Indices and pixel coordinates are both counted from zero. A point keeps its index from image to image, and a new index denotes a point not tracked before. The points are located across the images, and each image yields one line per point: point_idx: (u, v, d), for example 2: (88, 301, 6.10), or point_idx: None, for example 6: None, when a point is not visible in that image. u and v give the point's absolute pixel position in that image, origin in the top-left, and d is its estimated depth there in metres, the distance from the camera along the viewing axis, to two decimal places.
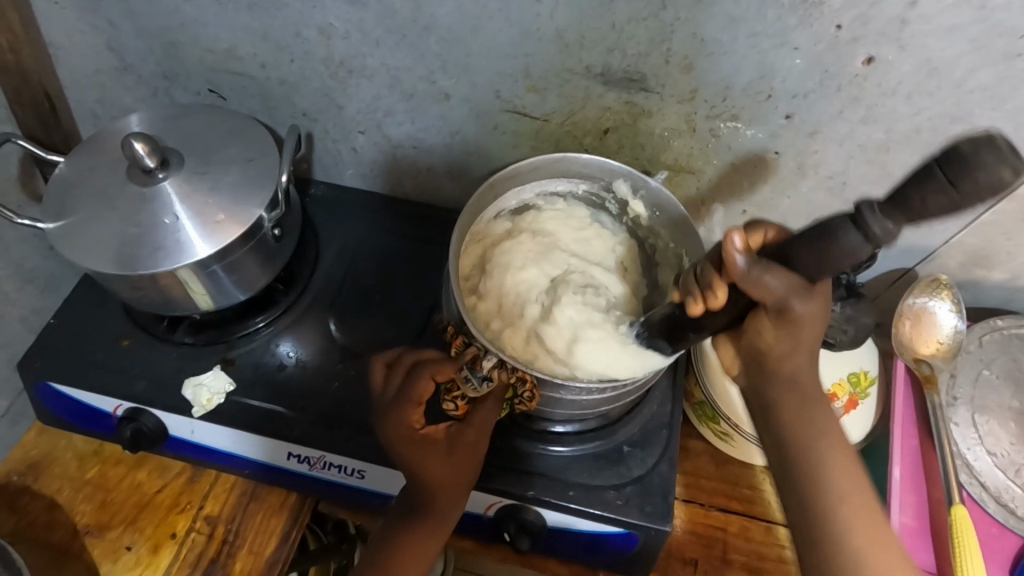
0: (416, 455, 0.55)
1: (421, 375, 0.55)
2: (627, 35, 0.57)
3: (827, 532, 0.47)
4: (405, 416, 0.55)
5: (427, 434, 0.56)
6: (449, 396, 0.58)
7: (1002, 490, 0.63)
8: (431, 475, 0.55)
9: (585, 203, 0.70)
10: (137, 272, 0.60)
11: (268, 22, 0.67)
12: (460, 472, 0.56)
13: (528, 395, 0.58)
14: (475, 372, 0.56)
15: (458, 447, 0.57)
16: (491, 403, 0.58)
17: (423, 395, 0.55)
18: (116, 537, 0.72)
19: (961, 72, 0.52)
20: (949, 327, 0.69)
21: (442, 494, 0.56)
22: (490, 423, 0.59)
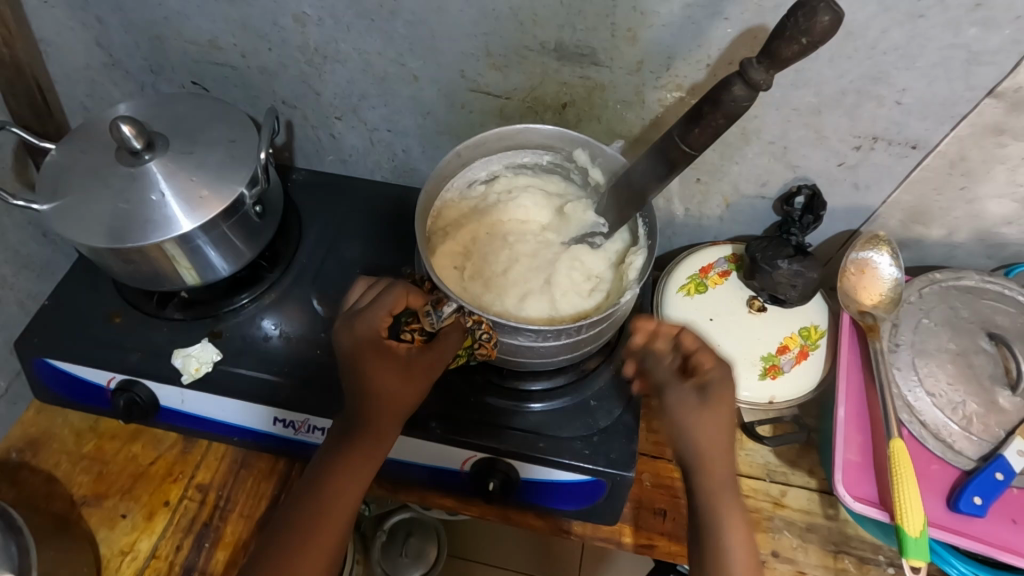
0: (376, 365, 0.58)
1: (397, 288, 0.60)
2: (575, 12, 0.63)
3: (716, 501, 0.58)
4: (374, 322, 0.58)
5: (390, 345, 0.59)
6: (407, 327, 0.60)
7: (940, 427, 0.68)
8: (379, 385, 0.58)
9: (550, 172, 0.75)
10: (126, 245, 0.65)
11: (245, 12, 0.72)
12: (409, 391, 0.59)
13: (486, 337, 0.61)
14: (437, 311, 0.59)
15: (414, 368, 0.59)
16: (456, 333, 0.61)
17: (394, 307, 0.59)
18: (112, 506, 0.76)
19: (874, 34, 0.58)
20: (888, 277, 0.74)
21: (389, 408, 0.58)
22: (448, 356, 0.60)
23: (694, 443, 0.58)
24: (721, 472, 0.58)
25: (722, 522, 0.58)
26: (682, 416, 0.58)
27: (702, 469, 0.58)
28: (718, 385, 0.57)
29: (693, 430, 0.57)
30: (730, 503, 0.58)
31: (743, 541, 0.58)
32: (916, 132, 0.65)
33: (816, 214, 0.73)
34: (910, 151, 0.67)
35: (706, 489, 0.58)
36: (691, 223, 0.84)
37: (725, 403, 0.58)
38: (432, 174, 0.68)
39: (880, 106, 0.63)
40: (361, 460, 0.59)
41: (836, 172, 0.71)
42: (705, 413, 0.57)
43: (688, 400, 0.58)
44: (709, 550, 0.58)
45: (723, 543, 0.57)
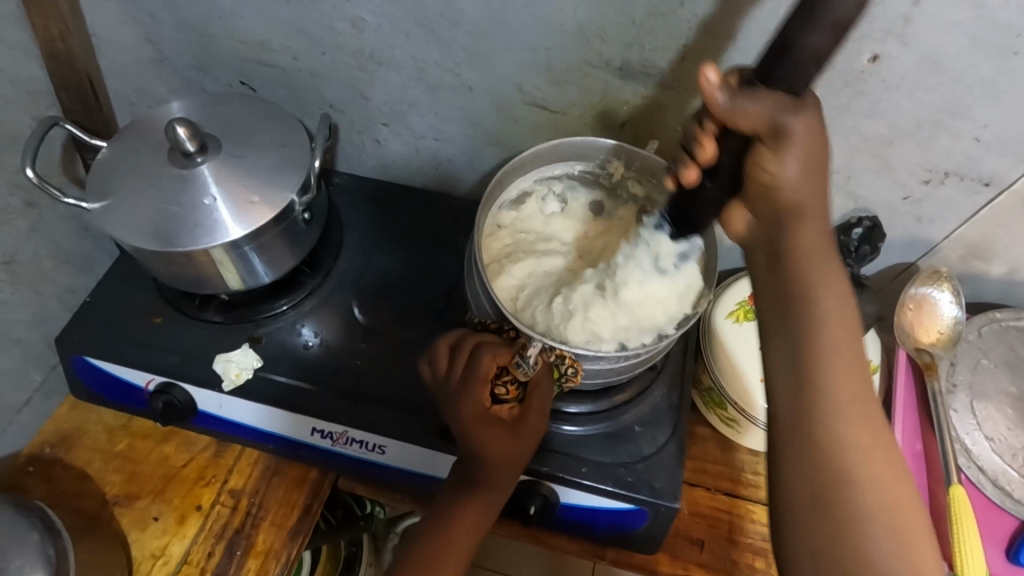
0: (484, 435, 0.60)
1: (485, 354, 0.61)
2: (645, 30, 0.61)
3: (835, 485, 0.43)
4: (476, 396, 0.61)
5: (493, 412, 0.61)
6: (500, 381, 0.62)
7: (998, 473, 0.66)
8: (495, 452, 0.60)
9: (585, 183, 0.73)
10: (175, 249, 0.64)
11: (302, 15, 0.70)
12: (520, 450, 0.61)
13: (571, 371, 0.62)
14: (525, 358, 0.61)
15: (521, 427, 0.62)
16: (546, 378, 0.63)
17: (487, 374, 0.61)
18: (144, 507, 0.75)
19: (960, 68, 0.55)
20: (949, 316, 0.72)
21: (503, 468, 0.62)
22: (546, 404, 0.63)
23: (827, 355, 0.44)
24: (852, 386, 0.45)
25: (836, 430, 0.44)
26: (806, 289, 0.45)
27: (784, 248, 0.46)
28: (807, 143, 0.43)
29: (810, 305, 0.45)
30: (851, 403, 0.44)
31: (879, 468, 0.44)
32: (990, 169, 0.63)
33: (873, 246, 0.70)
34: (981, 188, 0.65)
35: (817, 392, 0.44)
36: (740, 247, 0.81)
37: (813, 135, 0.43)
38: (478, 209, 0.66)
39: (956, 140, 0.61)
40: (481, 512, 0.62)
41: (900, 204, 0.69)
42: (828, 279, 0.45)
43: (809, 253, 0.45)
44: (829, 478, 0.43)
45: (866, 500, 0.42)
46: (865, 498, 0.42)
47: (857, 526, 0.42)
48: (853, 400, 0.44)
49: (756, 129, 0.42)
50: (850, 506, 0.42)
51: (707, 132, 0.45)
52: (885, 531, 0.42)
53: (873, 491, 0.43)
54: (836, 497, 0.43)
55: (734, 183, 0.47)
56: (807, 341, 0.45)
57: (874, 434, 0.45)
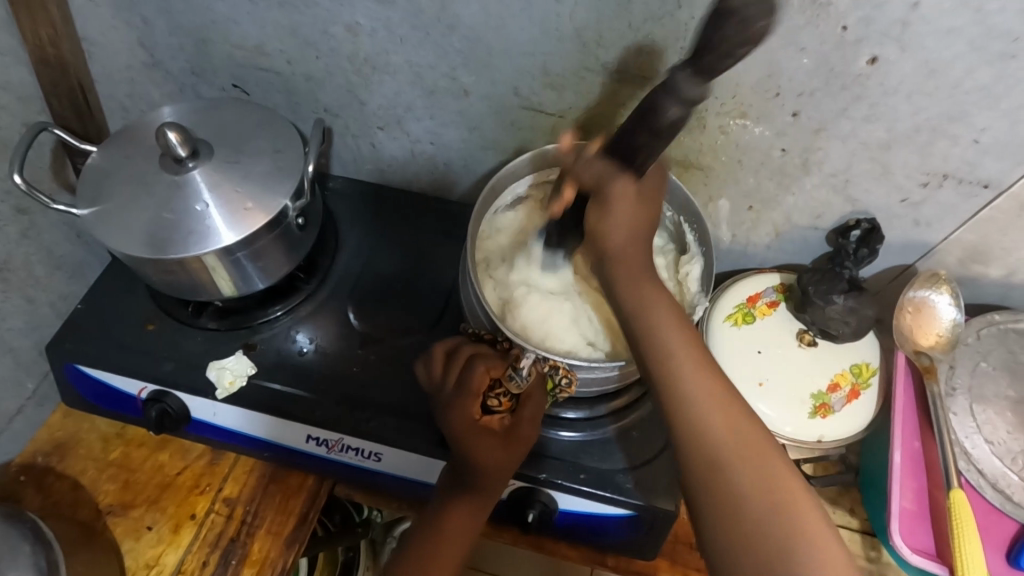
0: (477, 446, 0.60)
1: (478, 366, 0.60)
2: (642, 35, 0.61)
3: (722, 491, 0.49)
4: (467, 408, 0.60)
5: (485, 424, 0.60)
6: (493, 393, 0.61)
7: (998, 477, 0.66)
8: (485, 463, 0.60)
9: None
10: (166, 256, 0.63)
11: (297, 20, 0.70)
12: (511, 461, 0.61)
13: (564, 381, 0.62)
14: (519, 371, 0.60)
15: (513, 439, 0.61)
16: (539, 391, 0.62)
17: (479, 385, 0.60)
18: (138, 516, 0.74)
19: (959, 72, 0.55)
20: (948, 319, 0.72)
21: (493, 479, 0.61)
22: (540, 413, 0.62)
23: (673, 356, 0.51)
24: (734, 413, 0.51)
25: (712, 439, 0.50)
26: (646, 308, 0.53)
27: (616, 263, 0.53)
28: (639, 200, 0.52)
29: (647, 325, 0.52)
30: (728, 423, 0.50)
31: (753, 460, 0.49)
32: (989, 172, 0.62)
33: (871, 248, 0.70)
34: (980, 191, 0.64)
35: (690, 414, 0.50)
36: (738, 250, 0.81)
37: (642, 195, 0.52)
38: (473, 215, 0.66)
39: (954, 144, 0.61)
40: (467, 521, 0.62)
41: (898, 208, 0.69)
42: (657, 300, 0.53)
43: (640, 280, 0.53)
44: (718, 491, 0.49)
45: (749, 507, 0.48)
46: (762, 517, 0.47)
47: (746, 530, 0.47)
48: (726, 418, 0.50)
49: (589, 183, 0.53)
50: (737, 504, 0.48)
51: (567, 183, 0.55)
52: (775, 522, 0.47)
53: (751, 489, 0.48)
54: (724, 496, 0.49)
55: (588, 231, 0.55)
56: (675, 377, 0.51)
57: (746, 435, 0.50)
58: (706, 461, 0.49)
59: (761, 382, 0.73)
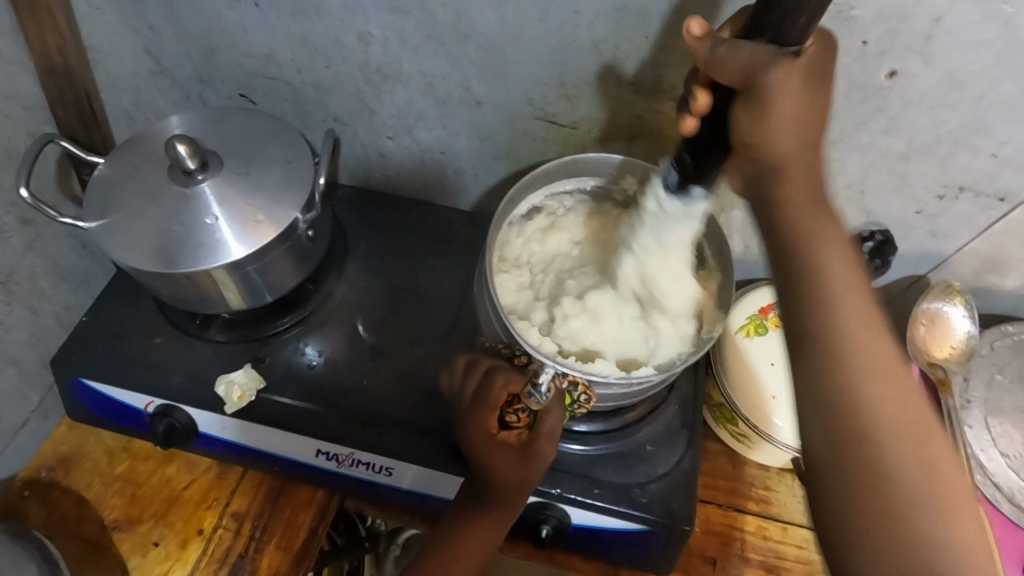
0: (490, 458, 0.59)
1: (496, 380, 0.61)
2: (660, 46, 0.60)
3: (870, 474, 0.42)
4: (484, 420, 0.60)
5: (500, 438, 0.60)
6: (510, 407, 0.60)
7: (1015, 490, 0.66)
8: (501, 476, 0.59)
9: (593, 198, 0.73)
10: (176, 270, 0.62)
11: (308, 29, 0.69)
12: (527, 475, 0.59)
13: (585, 397, 0.61)
14: (538, 388, 0.58)
15: (529, 454, 0.59)
16: (558, 406, 0.59)
17: (496, 399, 0.60)
18: (145, 532, 0.73)
19: (981, 85, 0.55)
20: (962, 332, 0.71)
21: (510, 492, 0.60)
22: (558, 430, 0.59)
23: (841, 300, 0.43)
24: (881, 352, 0.43)
25: (864, 385, 0.43)
26: (807, 234, 0.44)
27: (772, 193, 0.45)
28: (812, 74, 0.43)
29: (813, 254, 0.43)
30: (881, 370, 0.43)
31: (907, 419, 0.42)
32: (1007, 185, 0.62)
33: (885, 260, 0.69)
34: (997, 204, 0.64)
35: (832, 343, 0.43)
36: (750, 259, 0.80)
37: (803, 108, 0.43)
38: (491, 226, 0.66)
39: (973, 157, 0.61)
40: (482, 535, 0.61)
41: (914, 219, 0.68)
42: (827, 228, 0.44)
43: (796, 202, 0.44)
44: (859, 442, 0.42)
45: (894, 464, 0.41)
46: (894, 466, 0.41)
47: (890, 489, 0.41)
48: (880, 359, 0.43)
49: (734, 79, 0.44)
50: (887, 475, 0.41)
51: (699, 85, 0.49)
52: (908, 489, 0.41)
53: (902, 444, 0.42)
54: (879, 474, 0.42)
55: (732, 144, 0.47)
56: (817, 294, 0.43)
57: (897, 386, 0.43)
58: (857, 415, 0.42)
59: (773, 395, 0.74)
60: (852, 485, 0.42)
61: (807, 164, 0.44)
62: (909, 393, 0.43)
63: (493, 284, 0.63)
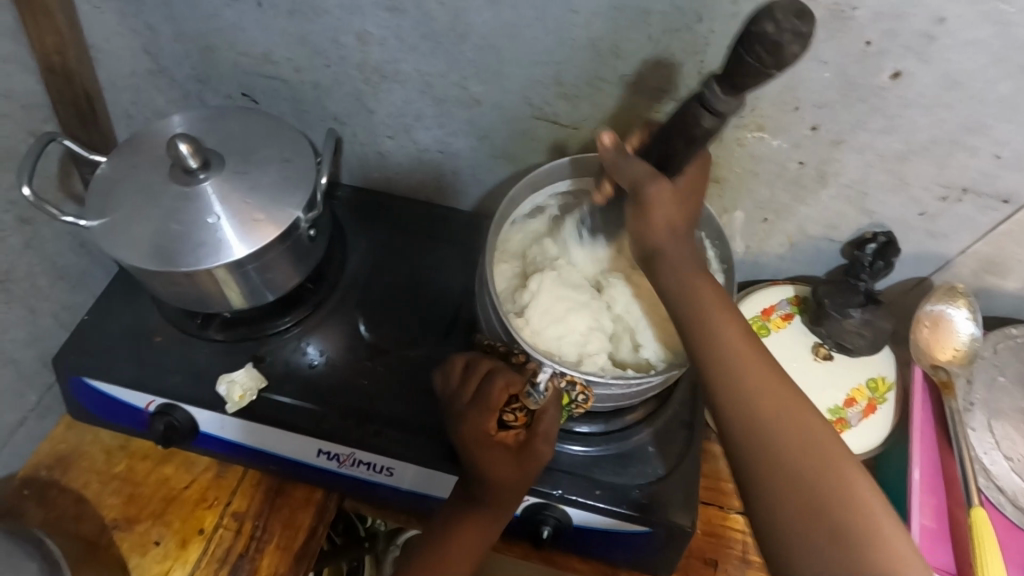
0: (489, 459, 0.60)
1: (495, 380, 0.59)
2: (659, 46, 0.60)
3: (780, 497, 0.45)
4: (483, 420, 0.59)
5: (498, 438, 0.60)
6: (508, 407, 0.60)
7: (1018, 494, 0.66)
8: (499, 475, 0.59)
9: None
10: (176, 269, 0.62)
11: (307, 28, 0.69)
12: (523, 475, 0.60)
13: (582, 397, 0.61)
14: (536, 388, 0.59)
15: (527, 454, 0.60)
16: (555, 407, 0.60)
17: (495, 400, 0.59)
18: (144, 531, 0.73)
19: (982, 85, 0.55)
20: (966, 334, 0.71)
21: (506, 491, 0.60)
22: (554, 430, 0.60)
23: (738, 370, 0.48)
24: (778, 398, 0.48)
25: (765, 424, 0.47)
26: (691, 325, 0.51)
27: (659, 258, 0.54)
28: (694, 182, 0.56)
29: (703, 321, 0.51)
30: (776, 406, 0.47)
31: (823, 447, 0.46)
32: (1008, 185, 0.62)
33: (887, 261, 0.69)
34: (998, 205, 0.64)
35: (740, 406, 0.48)
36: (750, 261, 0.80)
37: (669, 198, 0.53)
38: (492, 225, 0.65)
39: (974, 157, 0.60)
40: (477, 534, 0.61)
41: (915, 220, 0.68)
42: (715, 301, 0.52)
43: (702, 294, 0.52)
44: (771, 469, 0.46)
45: (800, 478, 0.45)
46: (832, 497, 0.44)
47: (826, 520, 0.44)
48: (769, 393, 0.48)
49: (628, 184, 0.55)
50: (804, 495, 0.45)
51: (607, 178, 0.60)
52: (823, 542, 0.43)
53: (816, 468, 0.45)
54: (799, 501, 0.45)
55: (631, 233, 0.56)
56: (721, 366, 0.49)
57: (798, 413, 0.47)
58: (765, 458, 0.46)
59: None
60: (776, 507, 0.45)
61: (677, 255, 0.53)
62: (804, 410, 0.48)
63: (493, 284, 0.62)
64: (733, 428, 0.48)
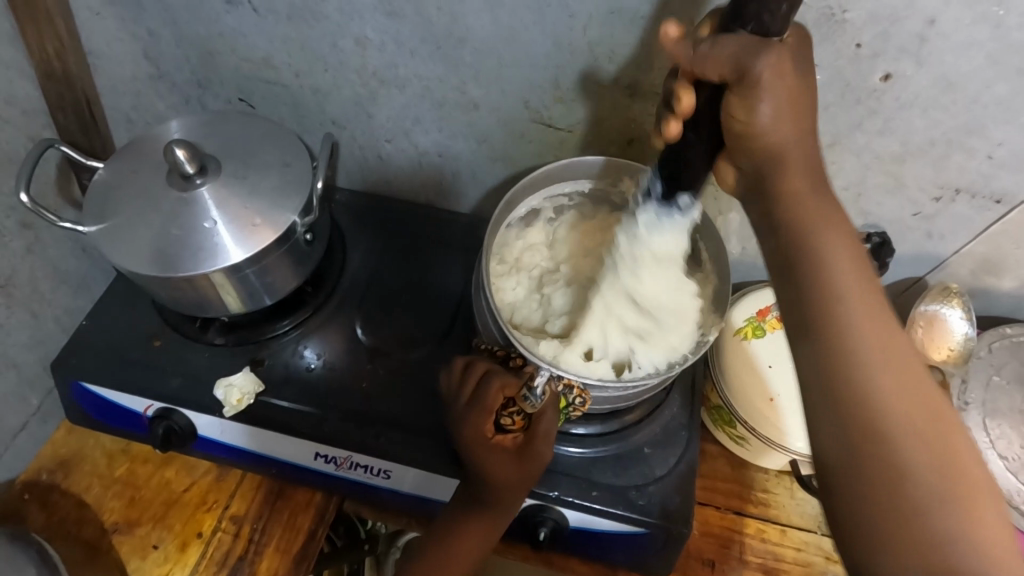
0: (490, 461, 0.60)
1: (493, 383, 0.60)
2: (655, 49, 0.60)
3: (881, 461, 0.39)
4: (481, 423, 0.59)
5: (496, 441, 0.60)
6: (506, 410, 0.61)
7: (1013, 492, 0.66)
8: (499, 479, 0.60)
9: (591, 200, 0.73)
10: (175, 274, 0.62)
11: (306, 33, 0.69)
12: (523, 477, 0.61)
13: (579, 400, 0.62)
14: (533, 390, 0.59)
15: (526, 456, 0.60)
16: (552, 410, 0.61)
17: (493, 403, 0.60)
18: (144, 535, 0.73)
19: (976, 87, 0.55)
20: (960, 334, 0.71)
21: (507, 495, 0.61)
22: (553, 431, 0.61)
23: (841, 299, 0.42)
24: (904, 363, 0.41)
25: (878, 381, 0.40)
26: (793, 263, 0.44)
27: (778, 172, 0.46)
28: (788, 97, 0.45)
29: (822, 255, 0.43)
30: (895, 365, 0.40)
31: (917, 405, 0.40)
32: (1003, 186, 0.62)
33: (882, 262, 0.69)
34: (993, 205, 0.64)
35: (836, 350, 0.41)
36: (748, 262, 0.81)
37: (789, 112, 0.45)
38: (489, 228, 0.65)
39: (969, 158, 0.61)
40: (476, 539, 0.61)
41: (910, 221, 0.68)
42: (833, 232, 0.44)
43: (807, 216, 0.44)
44: (866, 428, 0.40)
45: (907, 457, 0.39)
46: (888, 467, 0.39)
47: (906, 497, 0.38)
48: (887, 345, 0.41)
49: (723, 74, 0.45)
50: (885, 458, 0.39)
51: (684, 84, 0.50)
52: (923, 463, 0.39)
53: (911, 440, 0.39)
54: (892, 467, 0.39)
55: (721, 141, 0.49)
56: (808, 294, 0.43)
57: (892, 349, 0.41)
58: (864, 411, 0.40)
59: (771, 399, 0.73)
60: (883, 489, 0.39)
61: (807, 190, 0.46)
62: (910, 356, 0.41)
63: (490, 288, 0.63)
64: (812, 391, 0.42)
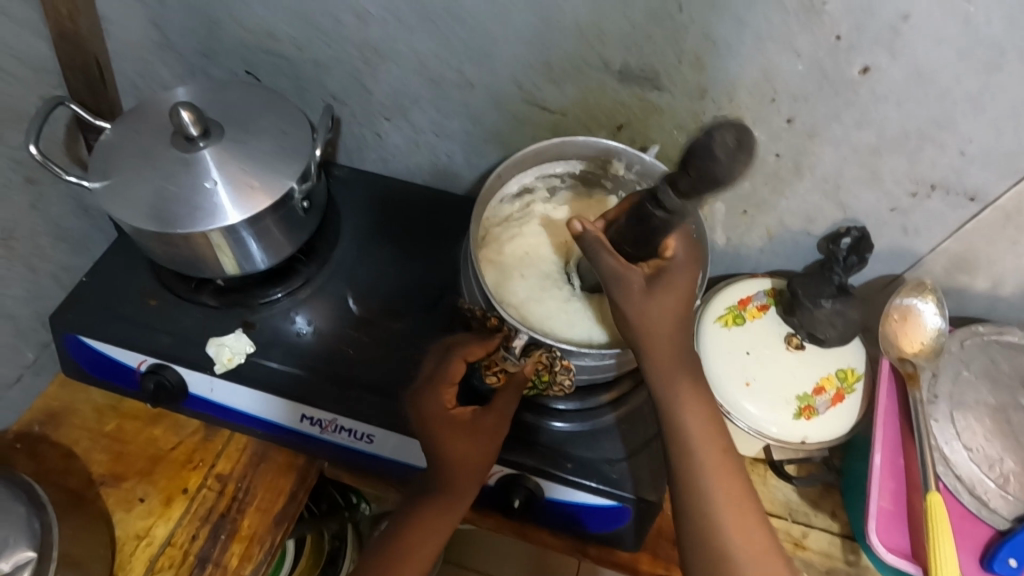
0: (445, 434, 0.61)
1: (455, 358, 0.63)
2: (643, 34, 0.63)
3: (716, 556, 0.57)
4: (441, 395, 0.62)
5: (455, 413, 0.62)
6: (490, 370, 0.65)
7: (976, 482, 0.68)
8: (455, 454, 0.61)
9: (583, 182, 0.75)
10: (172, 230, 0.65)
11: (310, 6, 0.72)
12: (478, 452, 0.61)
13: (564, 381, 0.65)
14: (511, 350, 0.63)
15: (480, 429, 0.62)
16: (513, 391, 0.64)
17: (454, 376, 0.63)
18: (130, 488, 0.75)
19: (947, 82, 0.57)
20: (932, 327, 0.73)
21: (462, 473, 0.62)
22: (510, 412, 0.64)
23: (705, 476, 0.58)
24: (738, 499, 0.58)
25: (735, 550, 0.57)
26: (671, 366, 0.59)
27: (649, 350, 0.58)
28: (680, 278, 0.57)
29: (689, 460, 0.59)
30: (745, 533, 0.57)
31: (742, 510, 0.58)
32: (975, 182, 0.64)
33: (861, 256, 0.70)
34: (966, 202, 0.66)
35: (681, 446, 0.59)
36: (731, 253, 0.83)
37: (678, 295, 0.57)
38: (477, 203, 0.68)
39: (942, 154, 0.63)
40: (434, 518, 0.63)
41: (887, 216, 0.71)
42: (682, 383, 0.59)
43: (683, 403, 0.59)
44: (710, 540, 0.57)
45: (734, 553, 0.57)
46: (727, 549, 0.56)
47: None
48: (724, 474, 0.58)
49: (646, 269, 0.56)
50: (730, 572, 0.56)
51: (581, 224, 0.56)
52: None
53: (741, 538, 0.57)
54: (718, 551, 0.57)
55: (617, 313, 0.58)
56: (683, 446, 0.59)
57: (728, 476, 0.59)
58: (710, 533, 0.57)
59: (746, 382, 0.74)
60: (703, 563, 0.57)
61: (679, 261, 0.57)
62: (735, 469, 0.59)
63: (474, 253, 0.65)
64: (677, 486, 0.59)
